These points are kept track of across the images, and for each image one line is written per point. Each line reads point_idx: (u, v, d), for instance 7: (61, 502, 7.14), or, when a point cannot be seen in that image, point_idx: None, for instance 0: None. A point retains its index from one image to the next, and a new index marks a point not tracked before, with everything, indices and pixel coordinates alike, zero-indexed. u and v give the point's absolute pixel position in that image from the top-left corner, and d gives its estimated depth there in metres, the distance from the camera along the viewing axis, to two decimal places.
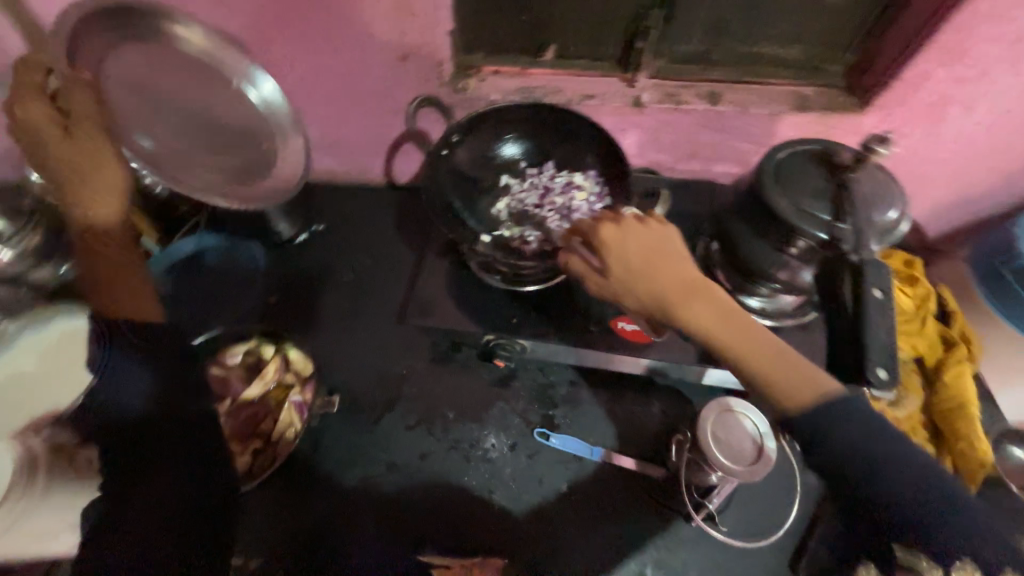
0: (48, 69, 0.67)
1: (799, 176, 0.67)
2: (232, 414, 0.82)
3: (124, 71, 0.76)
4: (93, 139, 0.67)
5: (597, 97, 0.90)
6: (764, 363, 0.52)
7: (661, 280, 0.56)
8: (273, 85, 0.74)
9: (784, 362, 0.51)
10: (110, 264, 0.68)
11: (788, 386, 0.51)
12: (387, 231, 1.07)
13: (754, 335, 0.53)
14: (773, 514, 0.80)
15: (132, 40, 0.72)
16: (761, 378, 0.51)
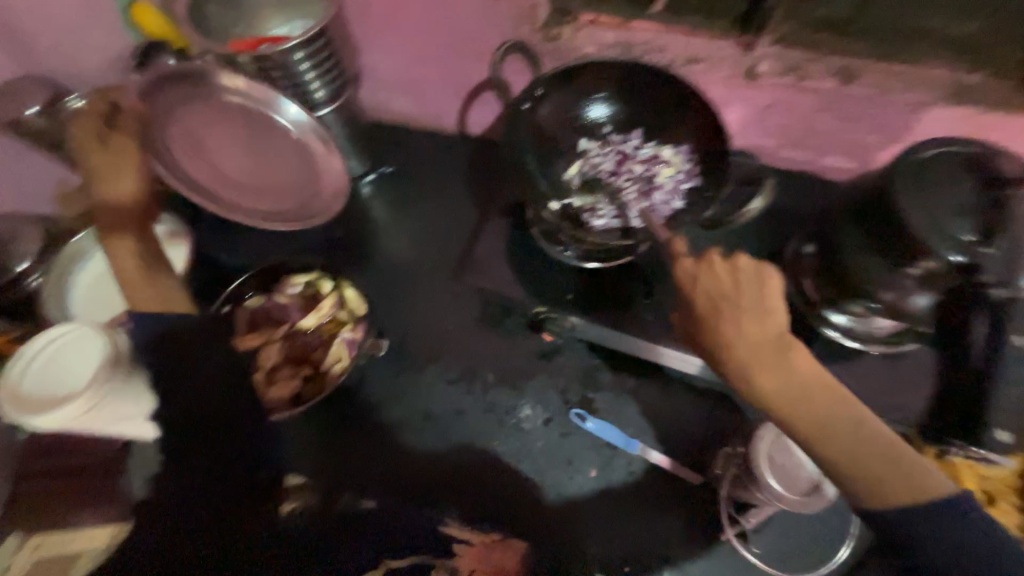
0: (109, 98, 0.77)
1: (944, 182, 0.57)
2: (289, 338, 0.86)
3: (181, 131, 0.80)
4: (122, 145, 0.74)
5: (705, 62, 0.79)
6: (850, 446, 0.53)
7: (751, 342, 0.56)
8: (296, 108, 0.78)
9: (885, 462, 0.52)
10: (135, 258, 0.73)
11: (883, 481, 0.52)
12: (454, 182, 1.04)
13: (858, 429, 0.53)
14: (816, 548, 0.74)
15: (190, 92, 0.78)
16: (858, 476, 0.52)
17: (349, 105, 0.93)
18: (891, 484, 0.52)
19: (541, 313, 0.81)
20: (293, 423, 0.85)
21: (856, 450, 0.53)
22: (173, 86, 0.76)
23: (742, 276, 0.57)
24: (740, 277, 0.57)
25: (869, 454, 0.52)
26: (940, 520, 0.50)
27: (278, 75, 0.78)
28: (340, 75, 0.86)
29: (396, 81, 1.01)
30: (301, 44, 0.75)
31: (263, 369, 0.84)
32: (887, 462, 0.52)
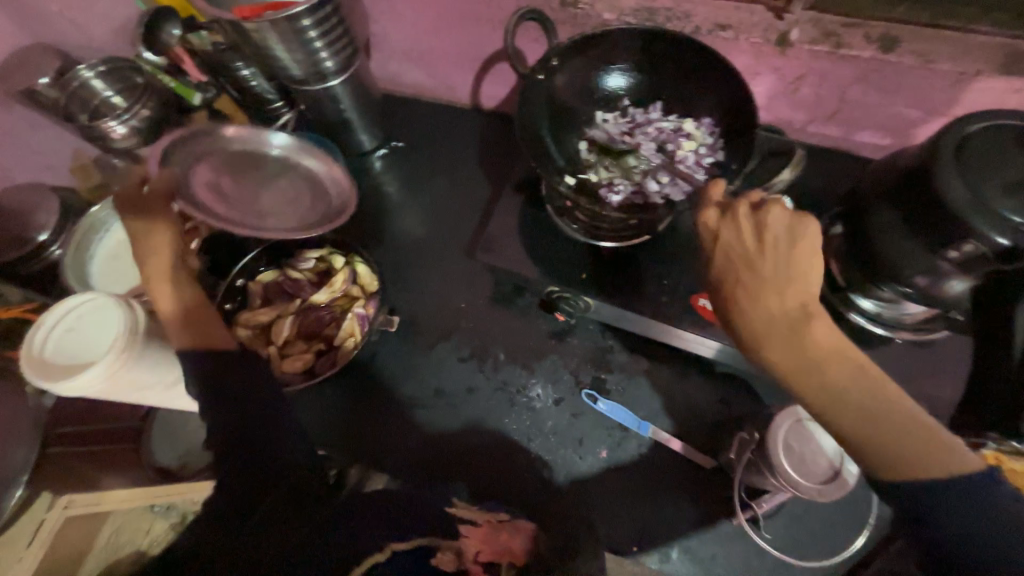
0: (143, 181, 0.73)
1: (988, 160, 0.53)
2: (301, 313, 0.86)
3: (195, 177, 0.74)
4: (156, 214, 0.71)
5: (732, 29, 0.75)
6: (868, 416, 0.51)
7: (768, 312, 0.57)
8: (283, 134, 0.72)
9: (911, 425, 0.49)
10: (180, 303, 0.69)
11: (903, 444, 0.49)
12: (468, 157, 1.02)
13: (883, 390, 0.51)
14: (830, 536, 0.73)
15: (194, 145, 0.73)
16: (883, 438, 0.50)
17: (361, 76, 0.91)
18: (906, 461, 0.48)
19: (554, 292, 0.79)
20: (307, 397, 0.86)
21: (868, 417, 0.51)
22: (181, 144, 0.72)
23: (768, 234, 0.57)
24: (764, 235, 0.57)
25: (884, 429, 0.50)
26: (972, 495, 0.46)
27: (287, 44, 0.76)
28: (350, 44, 0.83)
29: (409, 52, 0.98)
30: (309, 11, 0.72)
31: (277, 342, 0.85)
32: (903, 437, 0.49)
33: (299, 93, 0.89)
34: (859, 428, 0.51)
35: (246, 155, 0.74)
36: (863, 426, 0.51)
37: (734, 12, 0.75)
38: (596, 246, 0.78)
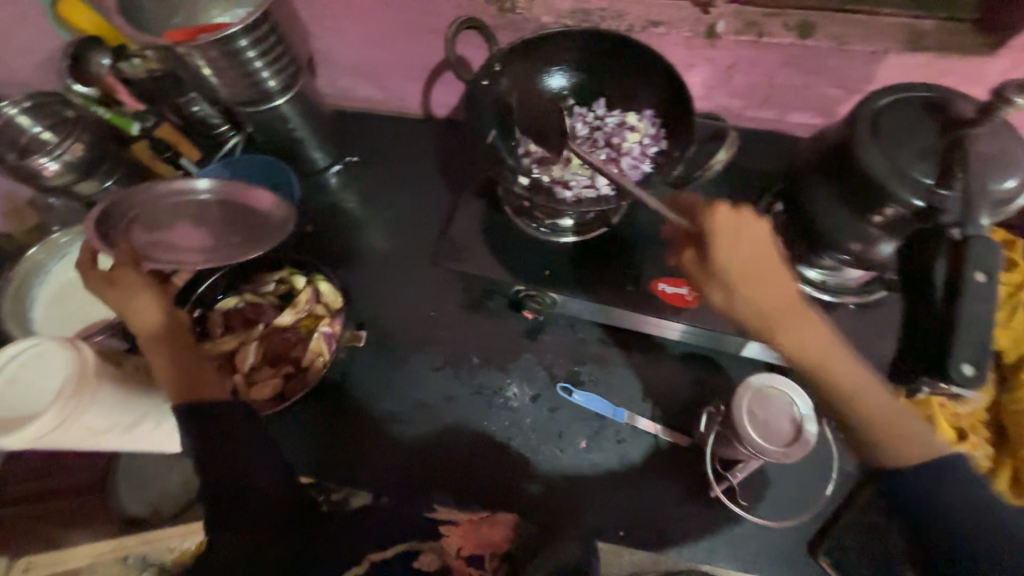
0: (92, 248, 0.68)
1: (902, 129, 0.57)
2: (266, 338, 0.84)
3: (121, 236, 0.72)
4: (133, 286, 0.67)
5: (664, 24, 0.78)
6: (867, 398, 0.59)
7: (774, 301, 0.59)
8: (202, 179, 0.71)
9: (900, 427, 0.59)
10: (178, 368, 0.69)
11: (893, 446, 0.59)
12: (424, 166, 1.02)
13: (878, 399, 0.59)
14: (801, 495, 0.77)
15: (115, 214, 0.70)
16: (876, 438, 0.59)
17: (306, 93, 0.90)
18: (891, 438, 0.59)
19: (520, 292, 0.80)
20: (280, 423, 0.84)
21: (866, 399, 0.59)
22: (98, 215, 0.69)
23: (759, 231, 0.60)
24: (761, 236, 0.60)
25: (882, 409, 0.59)
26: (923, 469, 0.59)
27: (225, 66, 0.75)
28: (292, 62, 0.82)
29: (354, 66, 0.98)
30: (244, 30, 0.71)
31: (243, 370, 0.82)
32: (891, 419, 0.59)
33: (244, 114, 0.88)
34: (858, 407, 0.59)
35: (187, 205, 0.74)
36: (861, 406, 0.59)
37: (664, 9, 0.79)
38: (558, 242, 0.80)
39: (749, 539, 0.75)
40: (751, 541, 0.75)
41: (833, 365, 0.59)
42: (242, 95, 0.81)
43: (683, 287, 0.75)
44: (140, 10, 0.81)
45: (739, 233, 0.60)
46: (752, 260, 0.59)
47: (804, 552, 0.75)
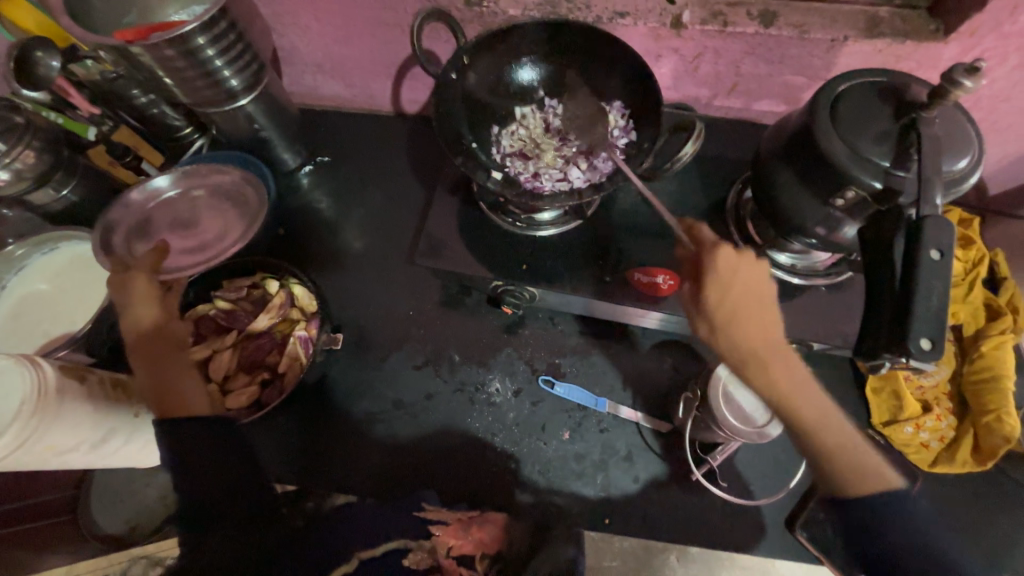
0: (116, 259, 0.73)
1: (862, 113, 0.59)
2: (242, 344, 0.83)
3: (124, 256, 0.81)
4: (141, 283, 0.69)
5: (630, 16, 0.79)
6: (824, 427, 0.56)
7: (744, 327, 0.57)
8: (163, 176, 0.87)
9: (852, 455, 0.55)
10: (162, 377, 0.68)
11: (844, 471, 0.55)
12: (396, 163, 1.01)
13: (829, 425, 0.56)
14: (778, 474, 0.79)
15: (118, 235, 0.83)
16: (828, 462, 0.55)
17: (271, 92, 0.88)
18: (847, 469, 0.55)
19: (499, 286, 0.80)
20: (259, 429, 0.82)
21: (840, 444, 0.55)
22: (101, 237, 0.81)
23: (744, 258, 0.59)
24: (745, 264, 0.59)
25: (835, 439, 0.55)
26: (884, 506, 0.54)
27: (183, 66, 0.72)
28: (254, 60, 0.80)
29: (320, 63, 0.96)
30: (201, 28, 0.69)
31: (217, 379, 0.81)
32: (844, 448, 0.55)
33: (206, 115, 0.85)
34: (829, 454, 0.55)
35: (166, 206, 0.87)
36: (840, 461, 0.55)
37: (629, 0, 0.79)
38: (534, 235, 0.80)
39: (730, 520, 0.77)
40: (731, 522, 0.77)
41: (809, 406, 0.56)
42: (203, 95, 0.79)
43: (657, 277, 0.74)
44: (90, 8, 0.77)
45: (732, 270, 0.58)
46: (739, 296, 0.57)
47: (782, 529, 0.77)
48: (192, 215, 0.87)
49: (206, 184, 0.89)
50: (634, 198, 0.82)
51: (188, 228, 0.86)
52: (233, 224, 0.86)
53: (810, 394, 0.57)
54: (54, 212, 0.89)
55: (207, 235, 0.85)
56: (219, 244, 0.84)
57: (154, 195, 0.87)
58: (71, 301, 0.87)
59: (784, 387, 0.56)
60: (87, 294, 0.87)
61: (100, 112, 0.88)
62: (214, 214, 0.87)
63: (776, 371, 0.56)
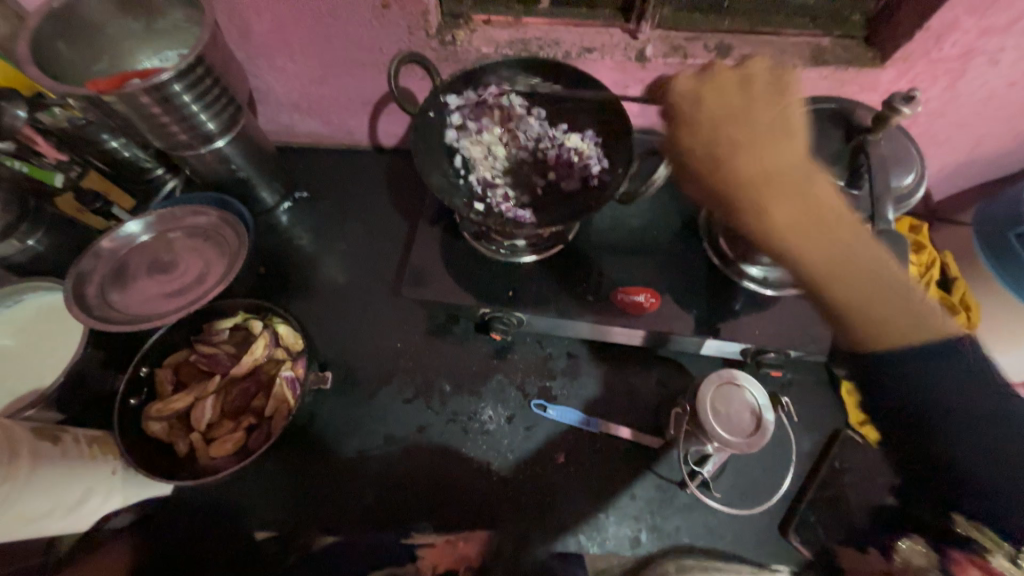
0: None
1: (816, 137, 0.65)
2: (225, 389, 0.81)
3: (102, 308, 0.78)
4: None
5: (598, 50, 0.83)
6: (854, 247, 0.56)
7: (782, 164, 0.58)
8: (134, 221, 0.85)
9: (874, 282, 0.56)
10: None
11: (881, 304, 0.56)
12: (376, 196, 1.02)
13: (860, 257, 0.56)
14: (767, 481, 0.81)
15: (93, 287, 0.80)
16: (822, 274, 0.57)
17: (248, 133, 0.88)
18: (879, 304, 0.56)
19: (487, 313, 0.81)
20: (247, 475, 0.80)
21: (868, 264, 0.56)
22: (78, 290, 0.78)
23: (751, 88, 0.63)
24: (746, 90, 0.63)
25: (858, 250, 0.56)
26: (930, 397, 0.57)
27: (159, 112, 0.72)
28: (231, 103, 0.80)
29: (296, 102, 0.97)
30: (178, 75, 0.69)
31: (200, 428, 0.78)
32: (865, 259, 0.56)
33: (182, 158, 0.84)
34: (863, 296, 0.56)
35: (141, 254, 0.85)
36: (872, 287, 0.56)
37: (594, 36, 0.83)
38: (517, 262, 0.82)
39: (726, 531, 0.79)
40: (729, 533, 0.78)
41: (845, 227, 0.56)
42: (179, 139, 0.78)
43: (640, 296, 0.77)
44: (58, 57, 0.76)
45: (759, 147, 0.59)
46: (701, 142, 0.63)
47: (776, 535, 0.79)
48: (172, 256, 0.85)
49: (182, 226, 0.87)
50: (612, 221, 0.86)
51: (168, 271, 0.84)
52: (214, 263, 0.84)
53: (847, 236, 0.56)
54: (19, 264, 0.85)
55: (190, 276, 0.84)
56: (200, 287, 0.82)
57: (127, 242, 0.85)
58: (43, 356, 0.84)
59: (768, 213, 0.58)
60: (57, 349, 0.85)
61: (69, 159, 0.86)
62: (194, 254, 0.85)
63: (839, 231, 0.56)
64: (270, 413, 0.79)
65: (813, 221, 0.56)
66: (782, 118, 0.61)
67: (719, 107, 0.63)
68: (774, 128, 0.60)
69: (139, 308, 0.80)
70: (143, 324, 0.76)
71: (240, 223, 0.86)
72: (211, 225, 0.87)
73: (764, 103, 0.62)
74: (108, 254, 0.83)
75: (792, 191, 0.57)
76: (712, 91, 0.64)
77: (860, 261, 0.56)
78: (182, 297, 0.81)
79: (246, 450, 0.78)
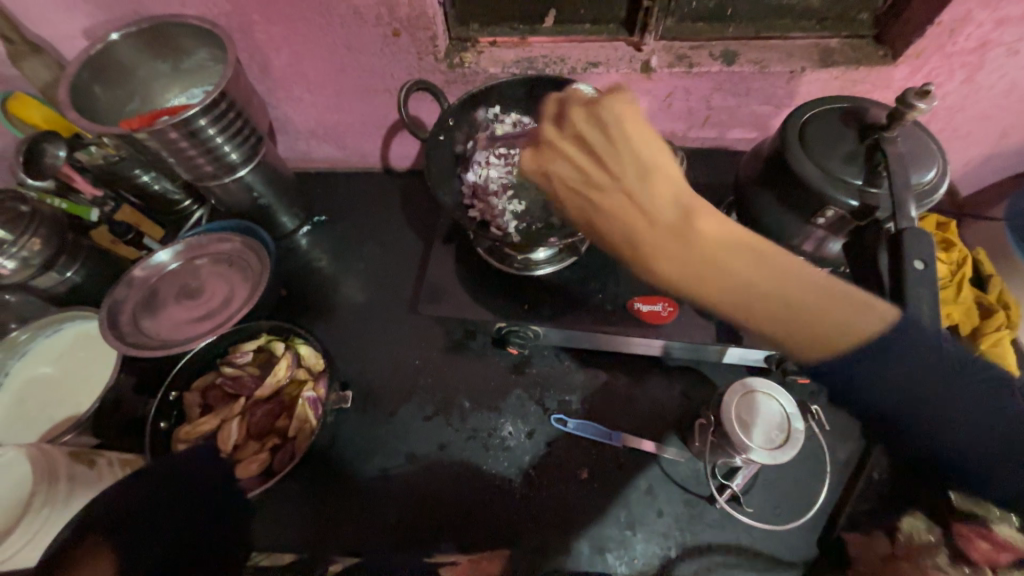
0: None
1: (829, 136, 0.64)
2: (250, 411, 0.83)
3: (133, 334, 0.81)
4: None
5: (603, 64, 0.84)
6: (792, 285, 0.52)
7: (650, 217, 0.58)
8: (162, 249, 0.89)
9: (819, 303, 0.51)
10: None
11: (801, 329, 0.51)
12: (391, 217, 1.04)
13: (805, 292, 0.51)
14: (802, 494, 0.78)
15: (125, 316, 0.84)
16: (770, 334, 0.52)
17: (268, 162, 0.91)
18: (837, 332, 0.50)
19: (503, 328, 0.81)
20: (270, 496, 0.80)
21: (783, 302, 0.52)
22: (111, 320, 0.81)
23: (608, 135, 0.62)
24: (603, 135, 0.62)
25: (802, 290, 0.51)
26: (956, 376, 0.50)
27: (186, 146, 0.76)
28: (252, 134, 0.84)
29: (314, 129, 1.00)
30: (203, 111, 0.73)
31: (226, 450, 0.80)
32: (808, 303, 0.51)
33: (207, 188, 0.88)
34: (794, 317, 0.51)
35: (168, 280, 0.89)
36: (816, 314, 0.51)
37: (600, 51, 0.85)
38: (530, 275, 0.82)
39: (761, 548, 0.75)
40: (764, 550, 0.75)
41: (775, 282, 0.52)
42: (204, 170, 0.82)
43: (657, 304, 0.77)
44: (94, 100, 0.82)
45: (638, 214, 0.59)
46: (653, 186, 0.58)
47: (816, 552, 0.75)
48: (198, 282, 0.89)
49: (208, 253, 0.91)
50: None
51: (195, 296, 0.87)
52: (238, 287, 0.87)
53: (751, 274, 0.53)
54: (58, 294, 0.90)
55: (216, 301, 0.87)
56: (225, 310, 0.85)
57: (157, 270, 0.89)
58: (77, 385, 0.87)
59: (662, 274, 0.56)
60: (90, 378, 0.87)
61: (104, 195, 0.92)
62: (219, 280, 0.88)
63: (747, 266, 0.53)
64: (295, 433, 0.80)
65: (707, 272, 0.54)
66: (637, 154, 0.60)
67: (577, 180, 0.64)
68: (653, 198, 0.58)
69: (169, 332, 0.83)
70: (173, 348, 0.78)
71: (264, 247, 0.89)
72: (236, 250, 0.91)
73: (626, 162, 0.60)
74: (138, 282, 0.87)
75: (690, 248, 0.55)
76: (575, 166, 0.64)
77: (780, 291, 0.52)
78: (209, 322, 0.84)
79: (270, 470, 0.79)
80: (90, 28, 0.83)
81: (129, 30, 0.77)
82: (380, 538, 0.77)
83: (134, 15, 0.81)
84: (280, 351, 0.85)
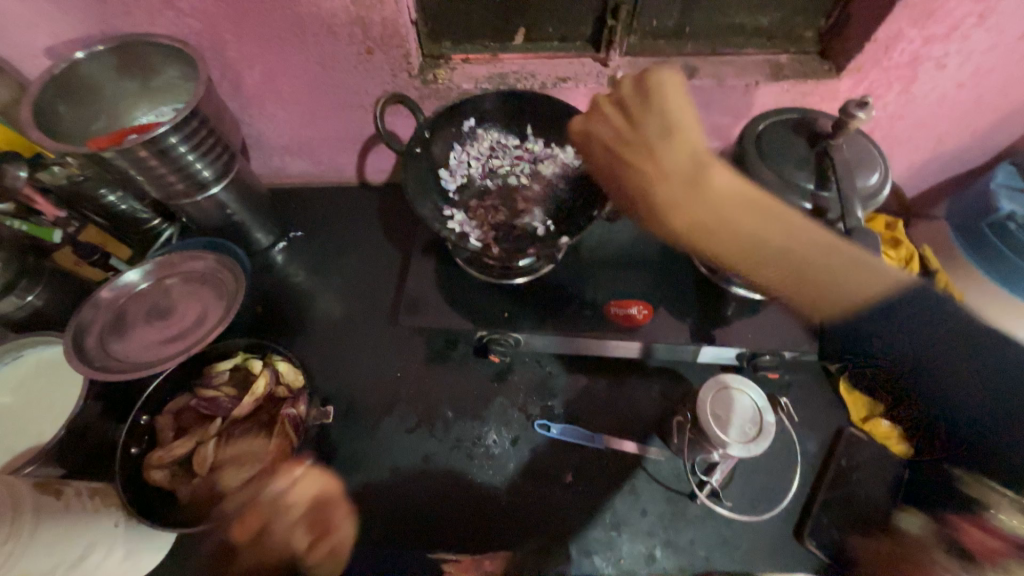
0: None
1: (782, 144, 0.68)
2: (227, 432, 0.81)
3: (100, 356, 0.79)
4: None
5: (571, 80, 0.87)
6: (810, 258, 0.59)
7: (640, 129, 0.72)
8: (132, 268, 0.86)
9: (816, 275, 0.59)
10: None
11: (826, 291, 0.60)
12: (368, 231, 1.05)
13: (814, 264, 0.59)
14: (775, 485, 0.81)
15: (93, 338, 0.81)
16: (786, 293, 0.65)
17: (241, 178, 0.91)
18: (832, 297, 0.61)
19: (484, 336, 0.82)
20: None
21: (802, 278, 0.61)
22: (79, 342, 0.79)
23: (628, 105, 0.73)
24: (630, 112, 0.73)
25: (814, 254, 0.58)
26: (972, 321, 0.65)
27: (155, 164, 0.75)
28: (224, 151, 0.84)
29: (287, 146, 1.00)
30: (175, 128, 0.72)
31: (202, 473, 0.78)
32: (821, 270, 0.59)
33: (178, 207, 0.87)
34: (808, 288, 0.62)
35: (138, 300, 0.86)
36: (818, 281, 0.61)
37: (569, 67, 0.88)
38: (509, 284, 0.83)
39: (741, 541, 0.77)
40: (744, 543, 0.77)
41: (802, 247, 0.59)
42: (174, 188, 0.81)
43: (632, 308, 0.79)
44: (59, 119, 0.80)
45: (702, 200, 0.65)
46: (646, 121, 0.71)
47: (792, 541, 0.78)
48: (169, 302, 0.87)
49: (179, 271, 0.89)
50: (599, 238, 0.88)
51: (166, 317, 0.85)
52: (211, 306, 0.85)
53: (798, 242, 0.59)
54: (18, 320, 0.87)
55: (187, 319, 0.85)
56: (198, 329, 0.83)
57: (126, 290, 0.86)
58: (39, 414, 0.83)
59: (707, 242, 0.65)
60: (53, 406, 0.84)
61: (66, 215, 0.87)
62: (191, 299, 0.87)
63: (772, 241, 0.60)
64: (274, 451, 0.78)
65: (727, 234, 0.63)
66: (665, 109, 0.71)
67: (608, 137, 0.74)
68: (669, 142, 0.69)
69: (139, 353, 0.81)
70: (145, 370, 0.76)
71: (238, 263, 0.88)
72: (208, 267, 0.89)
73: (649, 121, 0.71)
74: (106, 303, 0.85)
75: (684, 191, 0.66)
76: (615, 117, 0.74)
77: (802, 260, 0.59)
78: (181, 342, 0.82)
79: (248, 491, 0.77)
80: (53, 48, 0.82)
81: (96, 49, 0.76)
82: (366, 555, 0.76)
83: (102, 35, 0.80)
84: (257, 368, 0.84)
